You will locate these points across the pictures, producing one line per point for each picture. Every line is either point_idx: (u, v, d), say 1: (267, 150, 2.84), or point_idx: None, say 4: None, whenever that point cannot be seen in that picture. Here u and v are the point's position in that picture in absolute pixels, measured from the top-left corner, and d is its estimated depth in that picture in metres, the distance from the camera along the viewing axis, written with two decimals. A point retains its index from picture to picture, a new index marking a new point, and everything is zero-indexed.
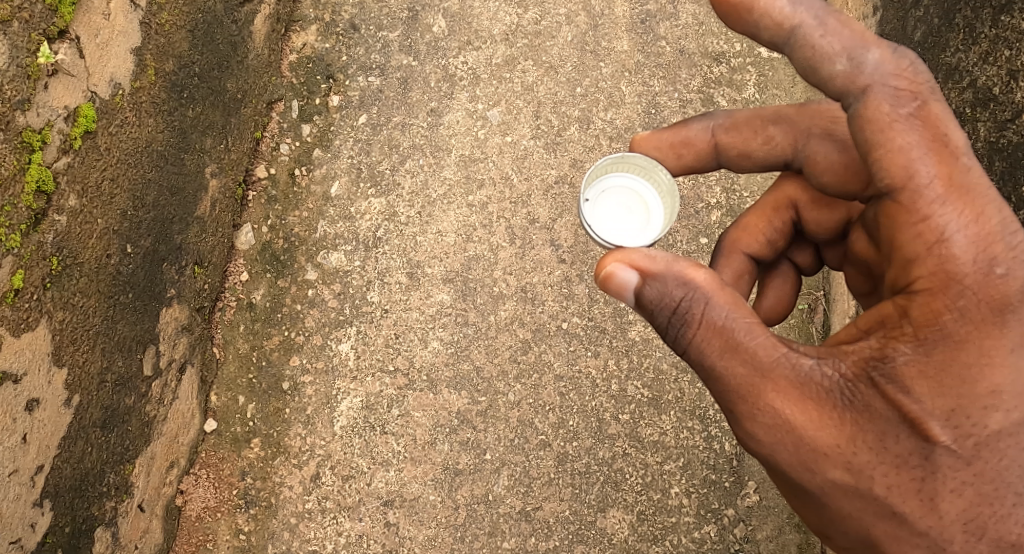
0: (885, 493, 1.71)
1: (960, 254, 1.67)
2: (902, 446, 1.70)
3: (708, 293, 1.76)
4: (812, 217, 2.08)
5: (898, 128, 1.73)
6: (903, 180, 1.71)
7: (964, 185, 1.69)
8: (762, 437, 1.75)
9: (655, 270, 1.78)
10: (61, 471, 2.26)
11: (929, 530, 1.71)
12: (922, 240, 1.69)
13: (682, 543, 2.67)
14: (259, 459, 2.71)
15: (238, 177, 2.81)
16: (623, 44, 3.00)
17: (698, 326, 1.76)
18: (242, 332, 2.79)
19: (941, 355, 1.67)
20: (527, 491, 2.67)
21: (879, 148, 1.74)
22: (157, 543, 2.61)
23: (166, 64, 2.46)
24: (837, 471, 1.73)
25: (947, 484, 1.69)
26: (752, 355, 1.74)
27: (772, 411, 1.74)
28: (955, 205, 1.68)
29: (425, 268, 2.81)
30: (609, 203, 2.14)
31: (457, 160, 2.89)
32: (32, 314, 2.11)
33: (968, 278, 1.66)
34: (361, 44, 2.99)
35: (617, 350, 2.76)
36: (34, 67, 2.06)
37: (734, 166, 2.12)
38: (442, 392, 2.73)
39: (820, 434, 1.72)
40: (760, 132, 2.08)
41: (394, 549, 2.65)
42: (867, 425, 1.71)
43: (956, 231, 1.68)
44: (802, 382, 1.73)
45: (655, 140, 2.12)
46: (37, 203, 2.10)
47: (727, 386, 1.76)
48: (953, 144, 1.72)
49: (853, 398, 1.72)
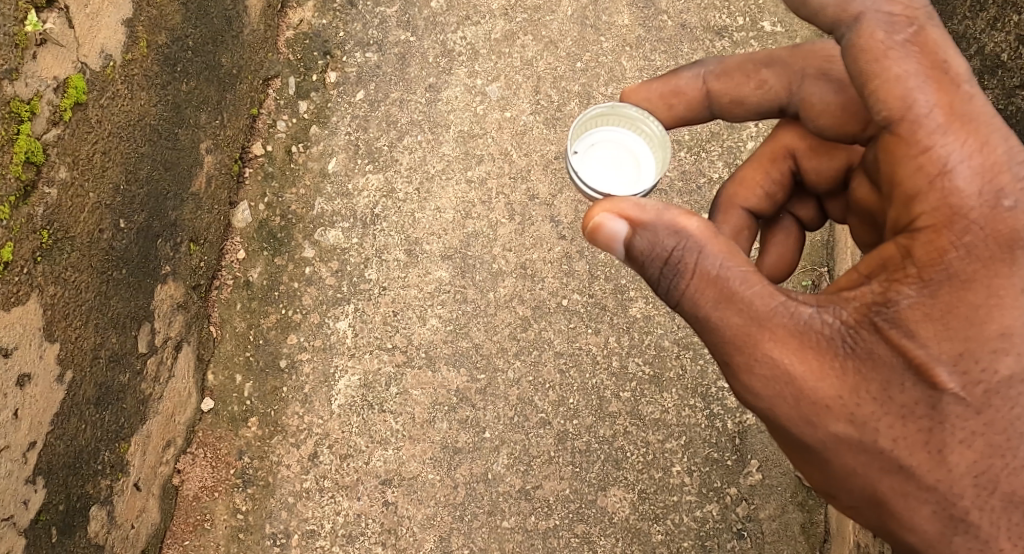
0: (890, 446, 1.67)
1: (964, 187, 1.63)
2: (908, 395, 1.65)
3: (701, 242, 1.70)
4: (811, 166, 2.03)
5: (893, 56, 1.69)
6: (901, 111, 1.67)
7: (966, 114, 1.66)
8: (761, 390, 1.70)
9: (645, 219, 1.72)
10: (54, 448, 2.23)
11: (938, 484, 1.66)
12: (923, 172, 1.66)
13: (683, 523, 2.62)
14: (257, 438, 2.68)
15: (234, 154, 2.78)
16: (623, 19, 2.96)
17: (691, 276, 1.70)
18: (239, 310, 2.76)
19: (948, 295, 1.63)
20: (527, 470, 2.64)
21: (875, 79, 1.70)
22: (154, 522, 2.58)
23: (159, 37, 2.43)
24: (840, 424, 1.68)
25: (956, 435, 1.64)
26: (749, 304, 1.69)
27: (770, 362, 1.69)
28: (957, 134, 1.65)
29: (424, 245, 2.77)
30: (598, 157, 2.13)
31: (456, 135, 2.85)
32: (23, 287, 2.08)
33: (974, 212, 1.63)
34: (359, 20, 2.96)
35: (618, 327, 2.73)
36: (21, 36, 2.03)
37: (728, 114, 2.08)
38: (441, 369, 2.70)
39: (821, 385, 1.67)
40: (753, 76, 2.03)
41: (392, 529, 2.62)
42: (871, 374, 1.66)
43: (960, 161, 1.64)
44: (801, 330, 1.68)
45: (646, 92, 2.09)
46: (27, 174, 2.07)
47: (723, 338, 1.71)
48: (953, 72, 1.68)
49: (855, 346, 1.67)
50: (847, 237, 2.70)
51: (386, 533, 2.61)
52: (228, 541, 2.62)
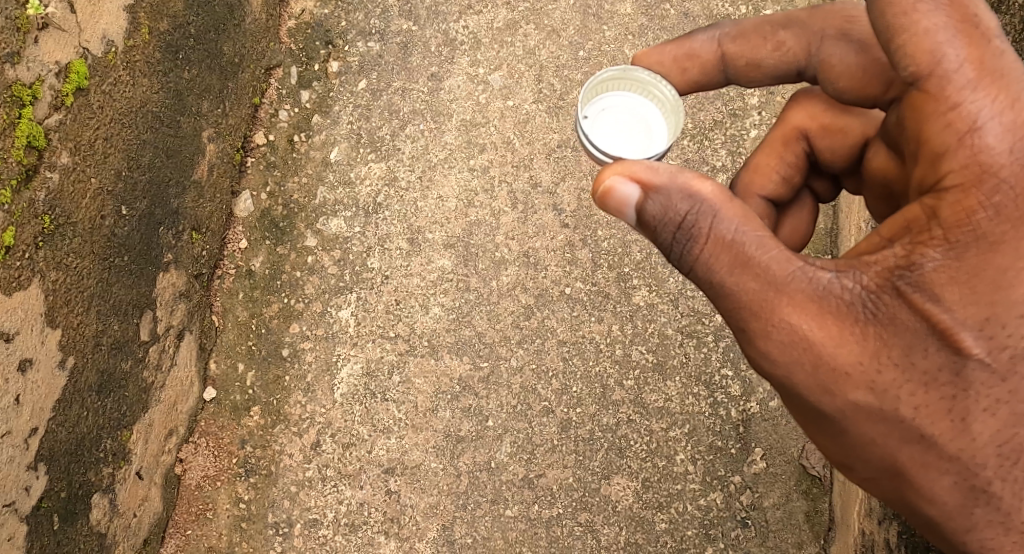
0: (912, 415, 1.65)
1: (994, 144, 1.60)
2: (931, 361, 1.64)
3: (715, 205, 1.69)
4: (825, 146, 2.01)
5: (922, 9, 1.64)
6: (929, 66, 1.63)
7: (998, 68, 1.61)
8: (777, 357, 1.69)
9: (658, 182, 1.72)
10: (55, 435, 2.23)
11: (960, 453, 1.66)
12: (952, 129, 1.62)
13: (688, 511, 2.62)
14: (260, 427, 2.67)
15: (236, 143, 2.78)
16: (626, 7, 2.95)
17: (706, 241, 1.69)
18: (241, 299, 2.76)
19: (975, 258, 1.61)
20: (529, 458, 2.63)
21: (902, 33, 1.65)
22: (156, 511, 2.58)
23: (161, 24, 2.43)
24: (860, 392, 1.66)
25: (980, 403, 1.64)
26: (765, 269, 1.68)
27: (787, 328, 1.67)
28: (987, 90, 1.61)
29: (425, 234, 2.77)
30: (608, 121, 2.11)
31: (458, 124, 2.85)
32: (25, 272, 2.08)
33: (1003, 170, 1.60)
34: (360, 9, 2.96)
35: (622, 315, 2.72)
36: (24, 19, 2.03)
37: (743, 78, 2.07)
38: (443, 358, 2.69)
39: (840, 351, 1.66)
40: (770, 38, 2.01)
41: (395, 518, 2.61)
42: (893, 339, 1.65)
43: (990, 118, 1.61)
44: (820, 295, 1.67)
45: (658, 56, 2.08)
46: (28, 158, 2.07)
47: (738, 304, 1.70)
48: (983, 26, 1.64)
49: (877, 311, 1.65)
50: (852, 223, 2.69)
51: (388, 522, 2.60)
52: (230, 530, 2.62)
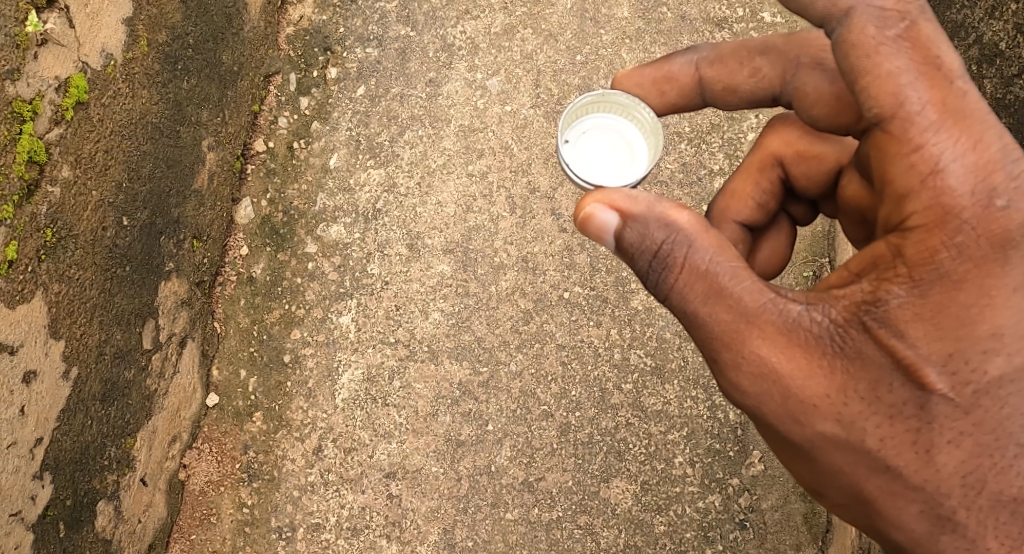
0: (878, 446, 1.68)
1: (956, 186, 1.63)
2: (896, 396, 1.66)
3: (691, 236, 1.73)
4: (801, 172, 2.02)
5: (885, 52, 1.68)
6: (892, 108, 1.67)
7: (960, 111, 1.65)
8: (748, 388, 1.73)
9: (636, 211, 1.75)
10: (61, 444, 2.26)
11: (925, 484, 1.68)
12: (915, 170, 1.65)
13: (686, 514, 2.64)
14: (262, 433, 2.70)
15: (236, 151, 2.80)
16: (623, 11, 2.96)
17: (681, 270, 1.73)
18: (242, 306, 2.78)
19: (939, 295, 1.63)
20: (529, 462, 2.66)
21: (865, 75, 1.69)
22: (161, 517, 2.61)
23: (159, 35, 2.44)
24: (828, 423, 1.70)
25: (944, 436, 1.66)
26: (738, 300, 1.71)
27: (757, 359, 1.71)
28: (950, 131, 1.64)
29: (425, 239, 2.79)
30: (589, 145, 2.14)
31: (456, 129, 2.86)
32: (28, 286, 2.10)
33: (966, 211, 1.62)
34: (359, 15, 2.97)
35: (620, 319, 2.74)
36: (23, 36, 2.05)
37: (720, 102, 2.09)
38: (444, 362, 2.72)
39: (809, 383, 1.69)
40: (747, 64, 2.04)
41: (397, 521, 2.64)
42: (860, 373, 1.68)
43: (952, 160, 1.63)
44: (789, 328, 1.70)
45: (638, 77, 2.10)
46: (30, 173, 2.09)
47: (711, 334, 1.74)
48: (946, 68, 1.67)
49: (844, 345, 1.68)
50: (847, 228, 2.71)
51: (390, 525, 2.64)
52: (234, 534, 2.65)
